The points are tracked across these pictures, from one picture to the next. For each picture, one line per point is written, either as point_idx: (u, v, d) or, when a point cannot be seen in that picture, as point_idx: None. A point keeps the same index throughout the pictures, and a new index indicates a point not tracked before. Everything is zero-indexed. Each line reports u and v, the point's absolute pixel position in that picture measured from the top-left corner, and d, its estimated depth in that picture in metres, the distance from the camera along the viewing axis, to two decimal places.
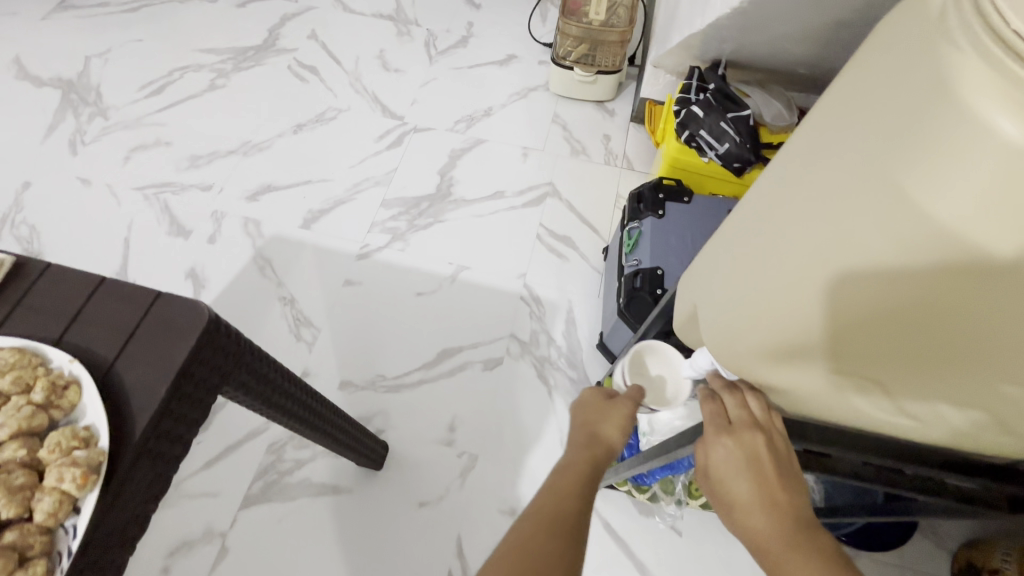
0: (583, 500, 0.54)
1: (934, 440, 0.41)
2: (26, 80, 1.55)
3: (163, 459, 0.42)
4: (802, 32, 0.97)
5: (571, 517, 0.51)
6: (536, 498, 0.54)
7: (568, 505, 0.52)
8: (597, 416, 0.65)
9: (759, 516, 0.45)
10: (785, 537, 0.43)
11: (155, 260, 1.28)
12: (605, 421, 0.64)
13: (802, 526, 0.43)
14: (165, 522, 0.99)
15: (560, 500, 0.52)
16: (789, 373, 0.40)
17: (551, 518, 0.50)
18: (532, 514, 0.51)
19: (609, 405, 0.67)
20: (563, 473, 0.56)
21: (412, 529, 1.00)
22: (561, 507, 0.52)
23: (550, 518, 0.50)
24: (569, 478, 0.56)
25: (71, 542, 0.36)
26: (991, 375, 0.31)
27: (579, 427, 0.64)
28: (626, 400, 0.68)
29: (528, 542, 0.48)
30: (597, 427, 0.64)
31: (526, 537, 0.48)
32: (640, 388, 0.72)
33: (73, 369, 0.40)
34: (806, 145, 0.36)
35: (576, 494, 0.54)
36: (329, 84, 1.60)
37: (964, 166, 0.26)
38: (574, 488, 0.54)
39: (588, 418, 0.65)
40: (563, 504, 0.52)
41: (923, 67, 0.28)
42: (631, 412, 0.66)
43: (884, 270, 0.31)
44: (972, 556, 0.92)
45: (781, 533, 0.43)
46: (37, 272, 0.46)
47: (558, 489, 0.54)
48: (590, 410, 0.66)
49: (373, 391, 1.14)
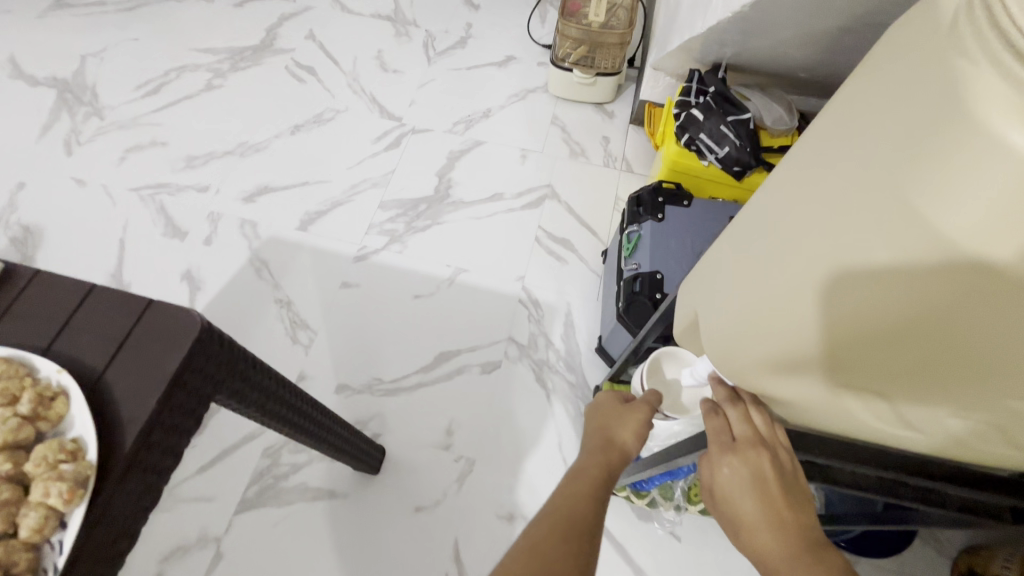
0: (596, 507, 0.53)
1: (939, 454, 0.41)
2: (21, 79, 1.54)
3: (153, 470, 0.41)
4: (802, 36, 0.96)
5: (583, 524, 0.50)
6: (549, 502, 0.53)
7: (581, 512, 0.51)
8: (613, 418, 0.64)
9: (764, 535, 0.44)
10: (791, 557, 0.42)
11: (150, 262, 1.27)
12: (622, 424, 0.63)
13: (809, 544, 0.43)
14: (158, 527, 0.97)
15: (573, 506, 0.52)
16: (792, 386, 0.39)
17: (562, 525, 0.50)
18: (544, 518, 0.51)
19: (626, 408, 0.65)
20: (577, 478, 0.55)
21: (409, 534, 0.99)
22: (574, 513, 0.51)
23: (563, 524, 0.50)
24: (582, 483, 0.55)
25: (57, 558, 0.35)
26: (1000, 390, 0.31)
27: (594, 430, 0.63)
28: (644, 404, 0.66)
29: (537, 549, 0.47)
30: (614, 430, 0.62)
31: (536, 542, 0.48)
32: (659, 392, 0.70)
33: (62, 379, 0.40)
34: (811, 155, 0.36)
35: (589, 500, 0.53)
36: (327, 84, 1.59)
37: (976, 179, 0.25)
38: (587, 493, 0.54)
39: (604, 421, 0.64)
40: (575, 510, 0.51)
41: (934, 77, 0.28)
42: (649, 416, 0.64)
43: (891, 285, 0.30)
44: (972, 563, 0.92)
45: (787, 553, 0.43)
46: (26, 279, 0.45)
47: (571, 495, 0.53)
48: (607, 412, 0.65)
49: (370, 394, 1.13)
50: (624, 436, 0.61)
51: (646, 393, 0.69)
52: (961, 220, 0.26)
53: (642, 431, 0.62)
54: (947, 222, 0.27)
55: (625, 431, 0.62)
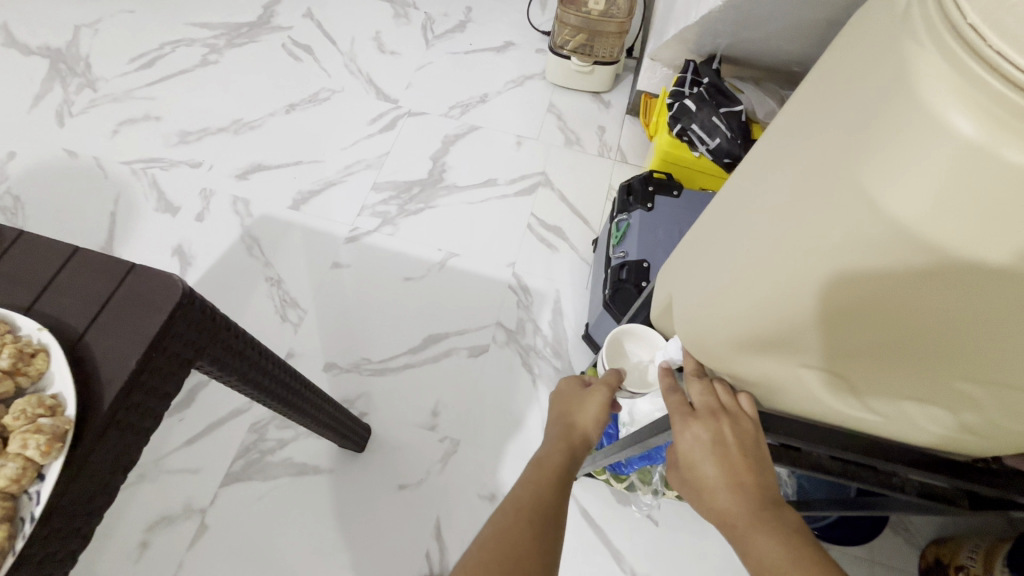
0: (560, 491, 0.54)
1: (898, 436, 0.43)
2: (14, 48, 1.52)
3: (132, 430, 0.42)
4: (796, 29, 0.97)
5: (549, 508, 0.52)
6: (515, 488, 0.54)
7: (545, 496, 0.53)
8: (575, 406, 0.66)
9: (725, 496, 0.45)
10: (751, 513, 0.44)
11: (141, 235, 1.27)
12: (583, 412, 0.65)
13: (767, 503, 0.44)
14: (145, 497, 0.99)
15: (537, 492, 0.53)
16: (761, 363, 0.41)
17: (529, 510, 0.51)
18: (510, 504, 0.52)
19: (585, 393, 0.67)
20: (540, 465, 0.57)
21: (392, 510, 1.01)
22: (539, 499, 0.52)
23: (528, 508, 0.51)
24: (545, 471, 0.56)
25: (34, 507, 0.36)
26: (947, 369, 0.33)
27: (557, 418, 0.65)
28: (604, 386, 0.68)
29: (506, 534, 0.48)
30: (575, 419, 0.64)
31: (505, 528, 0.49)
32: (618, 371, 0.72)
33: (42, 337, 0.40)
34: (779, 138, 0.36)
35: (553, 485, 0.54)
36: (324, 64, 1.58)
37: (920, 160, 0.26)
38: (552, 480, 0.55)
39: (566, 408, 0.66)
40: (541, 496, 0.53)
41: (891, 60, 0.28)
42: (609, 398, 0.67)
43: (846, 265, 0.31)
44: (940, 553, 0.94)
45: (748, 511, 0.44)
46: (10, 241, 0.45)
47: (535, 481, 0.55)
48: (568, 397, 0.67)
49: (357, 373, 1.14)
50: (585, 423, 0.63)
51: (606, 373, 0.72)
52: (906, 202, 0.27)
53: (602, 415, 0.65)
54: (893, 203, 0.28)
55: (586, 419, 0.64)
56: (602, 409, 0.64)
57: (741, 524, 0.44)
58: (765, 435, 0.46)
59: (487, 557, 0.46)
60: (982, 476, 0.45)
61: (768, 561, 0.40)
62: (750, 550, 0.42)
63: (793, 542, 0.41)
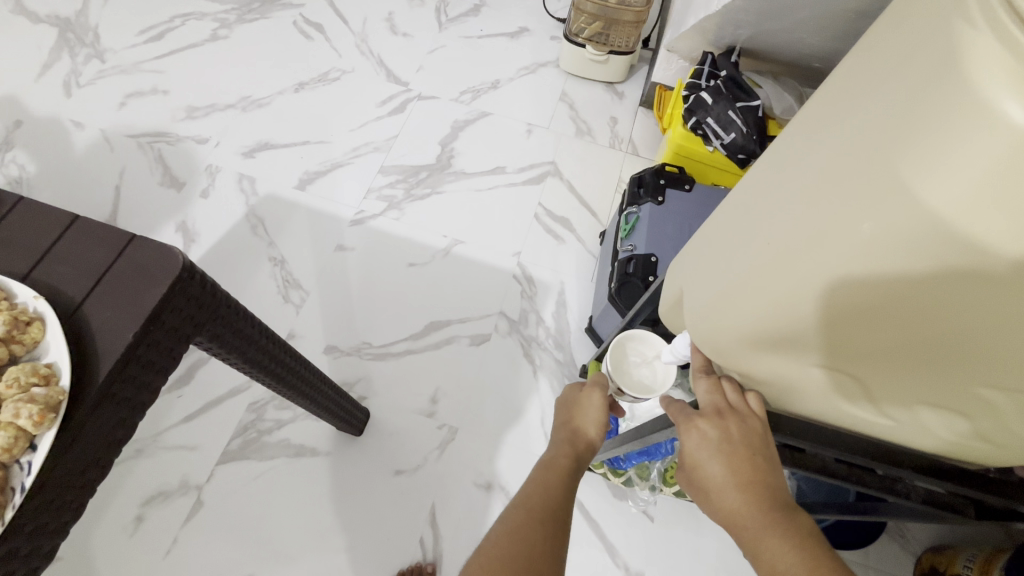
0: (568, 494, 0.54)
1: (908, 444, 0.42)
2: (23, 16, 1.51)
3: (129, 404, 0.42)
4: (821, 20, 0.94)
5: (558, 508, 0.51)
6: (524, 491, 0.53)
7: (554, 497, 0.52)
8: (577, 410, 0.65)
9: (733, 496, 0.44)
10: (761, 514, 0.42)
11: (144, 210, 1.26)
12: (584, 415, 0.64)
13: (778, 504, 0.43)
14: (141, 470, 0.99)
15: (545, 493, 0.53)
16: (772, 362, 0.39)
17: (540, 510, 0.50)
18: (520, 505, 0.51)
19: (587, 395, 0.66)
20: (547, 467, 0.56)
21: (387, 494, 1.01)
22: (548, 499, 0.52)
23: (539, 509, 0.50)
24: (552, 473, 0.55)
25: (25, 478, 0.35)
26: (967, 376, 0.32)
27: (560, 424, 0.64)
28: (598, 388, 0.67)
29: (518, 533, 0.47)
30: (578, 423, 0.63)
31: (516, 527, 0.48)
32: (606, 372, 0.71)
33: (39, 305, 0.39)
34: (806, 130, 0.35)
35: (561, 487, 0.54)
36: (335, 43, 1.55)
37: (962, 145, 0.25)
38: (558, 482, 0.54)
39: (568, 414, 0.65)
40: (549, 496, 0.52)
41: (936, 41, 0.27)
42: (604, 399, 0.65)
43: (875, 257, 0.30)
44: (937, 560, 0.94)
45: (757, 511, 0.43)
46: (8, 206, 0.45)
47: (543, 481, 0.54)
48: (569, 404, 0.66)
49: (358, 357, 1.13)
50: (588, 428, 0.62)
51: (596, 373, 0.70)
52: (942, 194, 0.26)
53: (603, 418, 0.64)
54: (931, 195, 0.26)
55: (589, 422, 0.63)
56: (603, 413, 0.63)
57: (751, 526, 0.42)
58: (773, 437, 0.45)
59: (498, 556, 0.45)
60: (990, 485, 0.44)
61: (781, 566, 0.39)
62: (761, 554, 0.41)
63: (806, 544, 0.40)
